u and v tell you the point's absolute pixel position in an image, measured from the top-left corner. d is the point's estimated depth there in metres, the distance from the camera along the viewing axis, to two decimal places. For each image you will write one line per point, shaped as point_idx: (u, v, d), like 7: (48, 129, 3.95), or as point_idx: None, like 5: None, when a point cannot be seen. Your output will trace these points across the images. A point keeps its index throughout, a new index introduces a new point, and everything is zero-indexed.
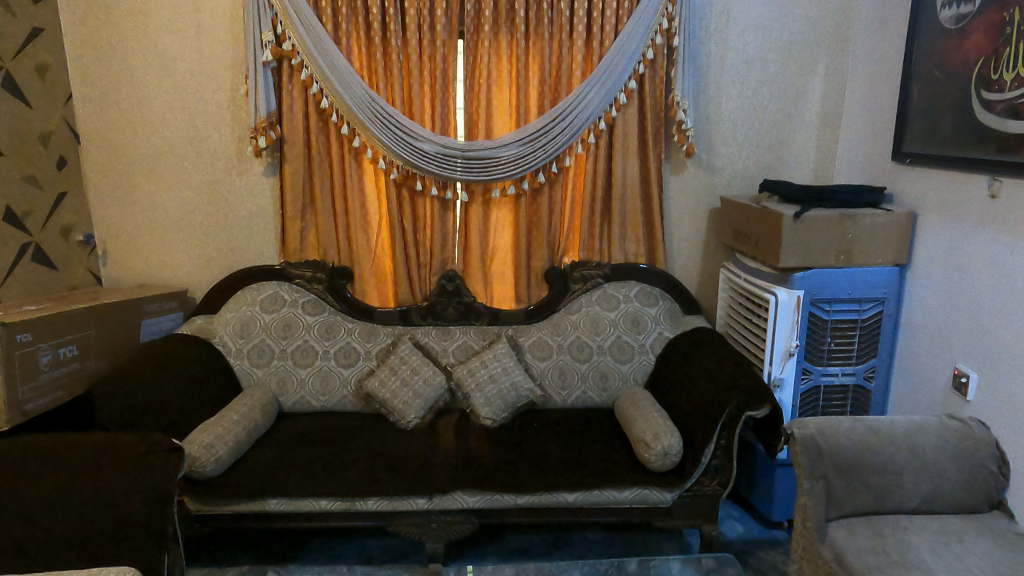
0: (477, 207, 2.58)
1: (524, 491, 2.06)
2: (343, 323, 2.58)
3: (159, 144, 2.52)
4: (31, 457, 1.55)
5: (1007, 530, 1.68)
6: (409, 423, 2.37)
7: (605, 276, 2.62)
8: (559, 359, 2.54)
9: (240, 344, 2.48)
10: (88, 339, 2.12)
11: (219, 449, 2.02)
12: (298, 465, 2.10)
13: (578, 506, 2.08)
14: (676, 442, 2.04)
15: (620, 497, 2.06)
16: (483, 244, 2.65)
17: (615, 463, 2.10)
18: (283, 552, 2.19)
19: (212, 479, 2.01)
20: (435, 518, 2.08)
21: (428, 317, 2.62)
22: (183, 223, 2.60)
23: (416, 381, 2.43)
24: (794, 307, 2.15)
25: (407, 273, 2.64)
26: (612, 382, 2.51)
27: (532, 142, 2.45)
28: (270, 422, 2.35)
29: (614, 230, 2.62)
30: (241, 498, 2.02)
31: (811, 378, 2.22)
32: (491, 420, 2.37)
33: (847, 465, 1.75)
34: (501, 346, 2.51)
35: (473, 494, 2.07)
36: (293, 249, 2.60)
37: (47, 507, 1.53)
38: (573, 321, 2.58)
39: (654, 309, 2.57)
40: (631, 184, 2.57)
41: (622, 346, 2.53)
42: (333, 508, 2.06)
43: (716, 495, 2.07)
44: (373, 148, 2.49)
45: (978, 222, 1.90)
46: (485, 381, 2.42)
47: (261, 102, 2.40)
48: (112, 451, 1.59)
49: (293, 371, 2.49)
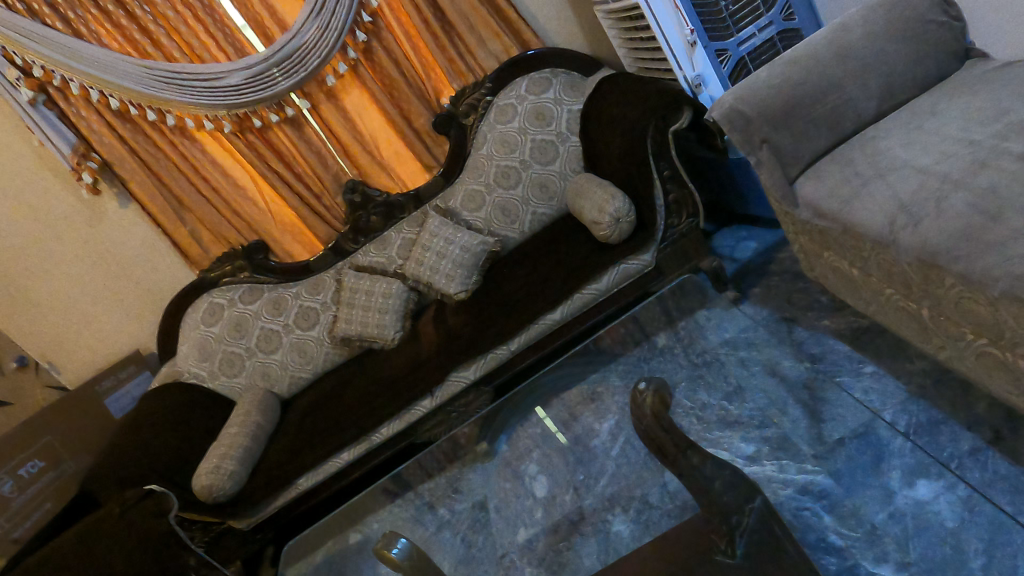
0: (325, 105, 2.33)
1: (512, 335, 1.93)
2: (286, 292, 2.45)
3: (13, 241, 2.38)
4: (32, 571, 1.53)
5: (984, 71, 1.40)
6: (394, 339, 2.25)
7: (489, 90, 2.34)
8: (495, 197, 2.32)
9: (208, 367, 2.40)
10: (49, 444, 2.22)
11: (228, 465, 1.99)
12: (308, 440, 2.06)
13: (571, 320, 1.91)
14: (622, 202, 1.85)
15: (603, 286, 1.88)
16: (359, 136, 2.40)
17: (582, 257, 1.95)
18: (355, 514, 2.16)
19: (237, 495, 1.98)
20: (452, 408, 1.97)
21: (358, 237, 2.45)
22: (92, 295, 2.49)
23: (376, 301, 2.30)
24: None
25: (312, 209, 2.47)
26: (554, 187, 2.28)
27: (325, 6, 2.18)
28: (275, 415, 2.29)
29: (467, 40, 2.33)
30: (275, 493, 1.97)
31: (730, 56, 1.91)
32: (464, 291, 2.19)
33: (780, 113, 1.49)
34: (432, 220, 2.33)
35: (470, 366, 1.96)
36: (198, 255, 2.46)
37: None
38: (486, 155, 2.34)
39: (552, 92, 2.29)
40: None
41: (542, 147, 2.28)
42: (357, 456, 1.98)
43: (694, 227, 1.86)
44: (191, 115, 2.27)
45: None
46: (435, 260, 2.25)
47: (58, 141, 2.20)
48: (98, 528, 1.58)
49: (269, 362, 2.40)
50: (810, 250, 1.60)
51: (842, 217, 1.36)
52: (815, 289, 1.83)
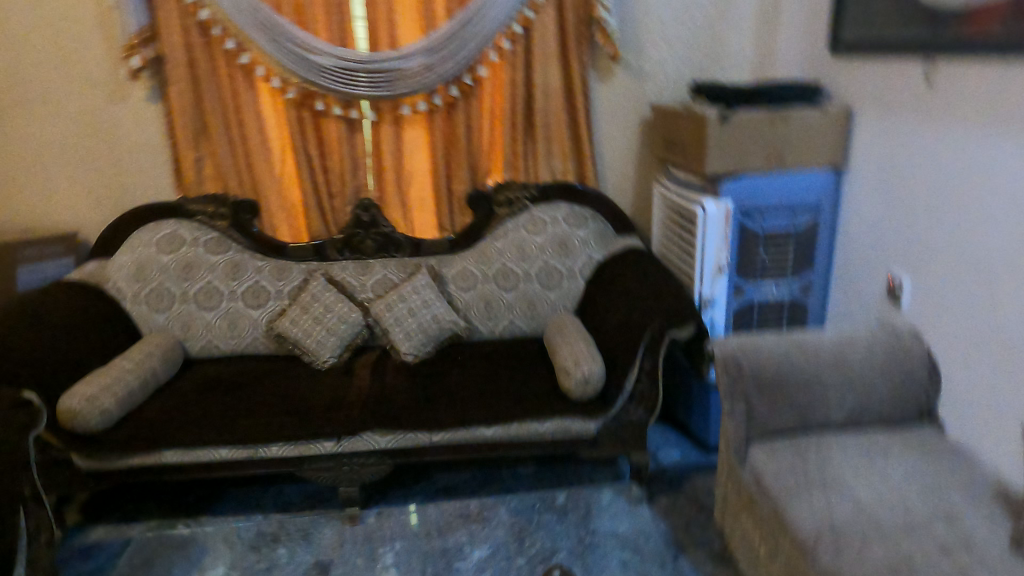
0: (387, 126, 2.34)
1: (441, 428, 1.92)
2: (250, 262, 2.39)
3: (23, 71, 2.25)
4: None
5: (938, 443, 1.57)
6: (325, 364, 2.23)
7: (532, 198, 2.44)
8: (485, 289, 2.38)
9: (136, 289, 2.29)
10: None
11: (105, 401, 1.87)
12: (193, 414, 1.96)
13: (497, 441, 1.96)
14: (598, 368, 1.90)
15: (541, 429, 1.94)
16: (398, 168, 2.43)
17: (539, 394, 1.97)
18: (196, 504, 2.12)
19: (98, 432, 1.86)
20: (347, 462, 1.95)
21: (345, 251, 2.45)
22: (66, 159, 2.36)
23: (329, 319, 2.28)
24: (723, 221, 1.97)
25: (319, 204, 2.45)
26: (541, 310, 2.36)
27: (440, 51, 2.22)
28: (173, 370, 2.20)
29: (538, 147, 2.40)
30: (135, 451, 1.88)
31: (743, 295, 2.08)
32: (412, 355, 2.23)
33: (770, 382, 1.61)
34: (421, 277, 2.35)
35: (386, 434, 1.93)
36: (190, 182, 2.38)
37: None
38: (498, 248, 2.41)
39: (584, 231, 2.39)
40: (554, 95, 2.34)
41: (550, 272, 2.36)
42: (236, 456, 1.92)
43: (642, 421, 1.96)
44: (265, 65, 2.24)
45: (914, 115, 1.73)
46: (404, 315, 2.28)
47: (129, 15, 2.13)
48: None
49: (197, 316, 2.31)
50: (730, 502, 1.71)
51: (776, 501, 1.47)
52: (712, 529, 1.93)
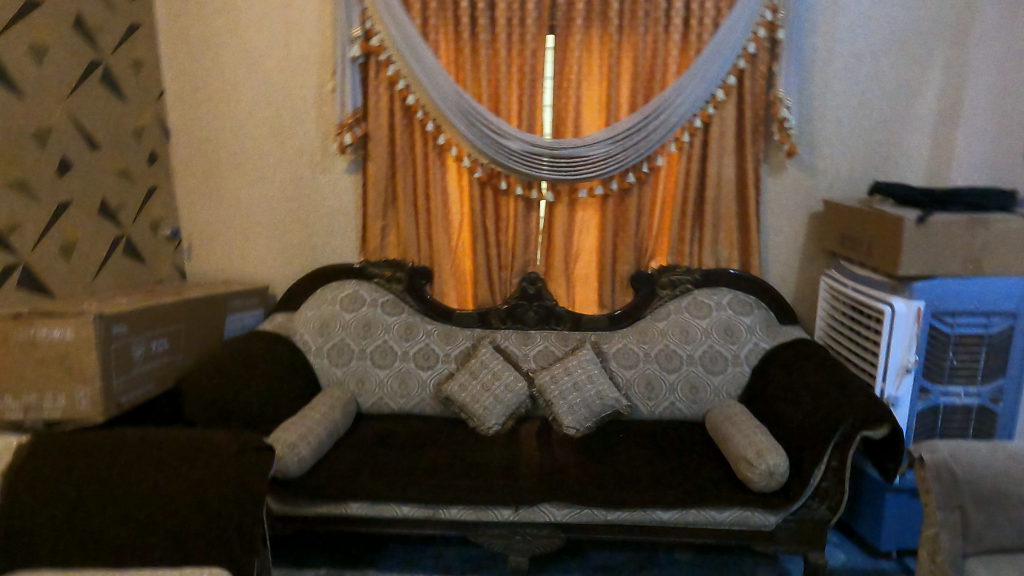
0: (563, 207, 2.49)
1: (617, 506, 1.94)
2: (421, 324, 2.52)
3: (245, 141, 2.52)
4: (136, 459, 1.53)
5: None
6: (489, 429, 2.29)
7: (695, 281, 2.49)
8: (647, 368, 2.42)
9: (320, 343, 2.45)
10: (178, 332, 2.01)
11: (302, 449, 1.97)
12: (377, 469, 2.06)
13: (671, 525, 1.95)
14: (781, 460, 1.89)
15: (720, 518, 1.92)
16: (567, 245, 2.55)
17: (715, 481, 1.97)
18: (362, 556, 2.19)
19: (295, 480, 1.97)
20: (521, 530, 1.99)
21: (508, 321, 2.55)
22: (269, 219, 2.59)
23: (496, 386, 2.36)
24: (913, 319, 1.96)
25: (488, 274, 2.57)
26: (703, 394, 2.37)
27: (623, 141, 2.34)
28: (349, 422, 2.31)
29: (706, 234, 2.48)
30: (325, 500, 1.97)
31: (929, 397, 2.03)
32: (575, 430, 2.28)
33: (988, 496, 1.56)
34: (585, 352, 2.42)
35: (562, 507, 1.97)
36: (373, 248, 2.56)
37: (142, 523, 1.49)
38: (660, 329, 2.45)
39: (750, 318, 2.42)
40: (727, 186, 2.42)
41: (714, 356, 2.39)
42: (417, 515, 2.00)
43: (824, 520, 1.91)
44: (458, 145, 2.42)
45: None
46: (569, 388, 2.34)
47: (348, 98, 2.37)
48: (206, 450, 1.56)
49: (372, 372, 2.45)
50: None
51: None
52: None
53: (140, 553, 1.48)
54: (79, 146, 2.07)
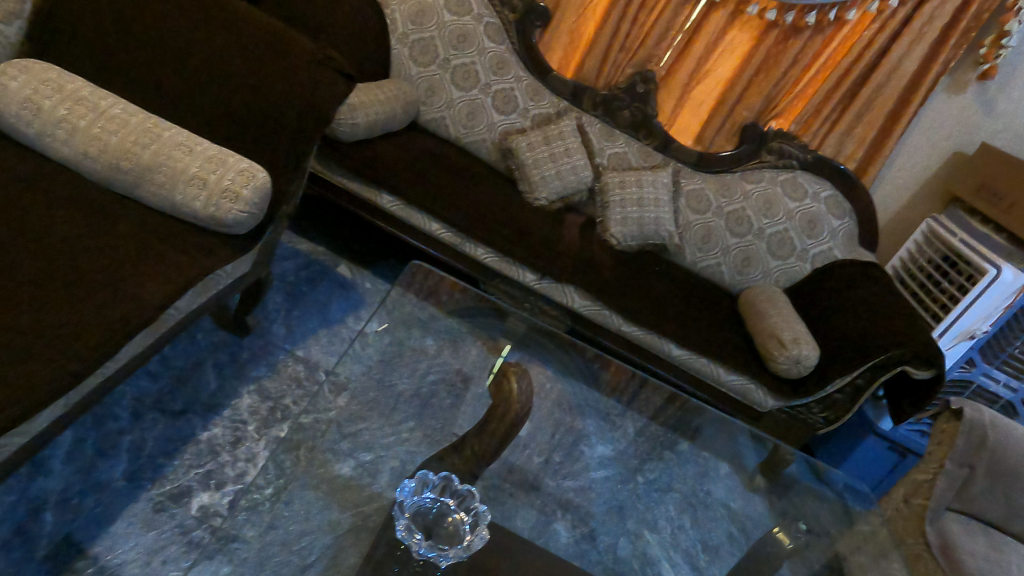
0: (723, 14, 2.18)
1: (636, 322, 1.87)
2: (515, 66, 2.27)
3: None
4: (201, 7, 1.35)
5: None
6: (536, 201, 2.16)
7: (803, 163, 2.26)
8: (712, 220, 2.26)
9: (408, 31, 2.18)
10: None
11: (359, 117, 1.81)
12: (422, 176, 1.92)
13: (674, 364, 1.90)
14: (813, 354, 1.82)
15: (724, 379, 1.87)
16: (701, 60, 2.28)
17: (736, 347, 1.90)
18: (364, 255, 2.11)
19: (342, 144, 1.83)
20: (533, 301, 1.90)
21: (599, 109, 2.31)
22: None
23: (564, 163, 2.18)
24: (1012, 291, 1.84)
25: (606, 49, 2.31)
26: (752, 271, 2.25)
27: None
28: (404, 124, 2.13)
29: (844, 119, 2.24)
30: (361, 179, 1.84)
31: (969, 371, 1.97)
32: (617, 240, 2.15)
33: (1007, 471, 1.52)
34: (664, 176, 2.25)
35: (584, 297, 1.88)
36: None
37: (192, 80, 1.31)
38: (746, 190, 2.27)
39: (838, 223, 2.25)
40: (898, 80, 2.15)
41: (782, 241, 2.24)
42: (441, 237, 1.88)
43: (813, 426, 1.88)
44: None
45: None
46: (632, 200, 2.18)
47: None
48: (285, 44, 1.37)
49: (445, 88, 2.21)
50: None
51: None
52: None
53: (177, 110, 1.30)
54: None
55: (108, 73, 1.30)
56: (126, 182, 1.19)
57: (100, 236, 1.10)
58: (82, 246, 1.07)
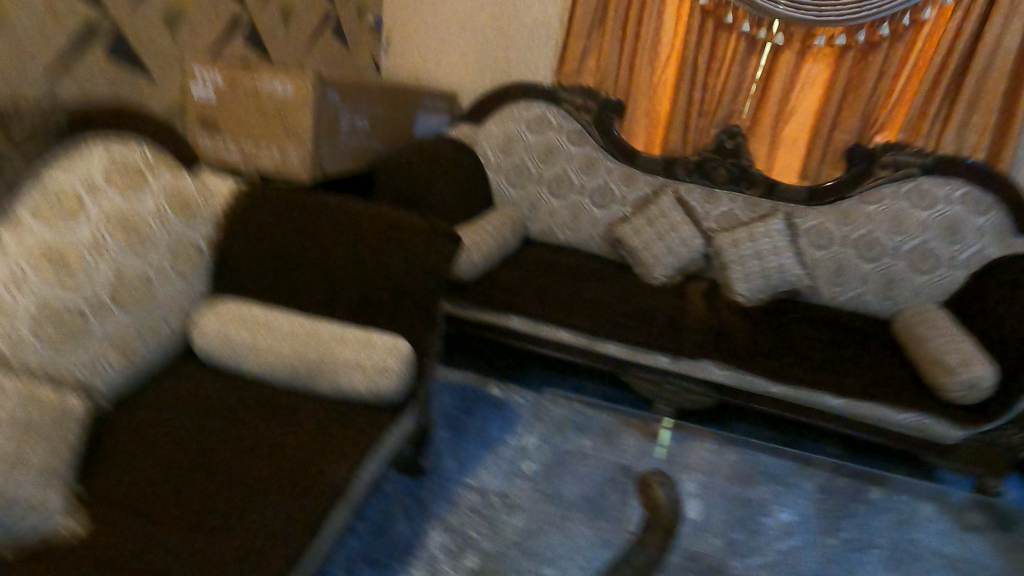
0: (791, 54, 2.18)
1: (781, 381, 1.83)
2: (604, 160, 2.39)
3: None
4: (328, 216, 1.60)
5: None
6: (655, 279, 2.21)
7: (924, 167, 2.14)
8: (840, 252, 2.20)
9: (500, 159, 2.41)
10: (375, 118, 2.01)
11: (475, 255, 2.01)
12: (541, 288, 2.05)
13: (837, 413, 1.84)
14: (989, 373, 1.67)
15: (893, 419, 1.78)
16: (784, 100, 2.26)
17: (900, 381, 1.80)
18: (510, 370, 2.28)
19: (465, 283, 2.02)
20: (674, 381, 1.94)
21: (695, 174, 2.36)
22: (468, 22, 2.49)
23: (672, 238, 2.24)
24: None
25: (686, 119, 2.38)
26: (899, 292, 2.15)
27: None
28: (517, 244, 2.32)
29: (956, 112, 2.10)
30: (489, 309, 2.03)
31: None
32: (745, 298, 2.14)
33: None
34: (776, 222, 2.23)
35: (723, 368, 1.88)
36: (569, 70, 2.41)
37: (338, 280, 1.56)
38: (868, 213, 2.18)
39: (982, 220, 2.08)
40: (1004, 59, 1.99)
41: (924, 254, 2.12)
42: (572, 343, 2.00)
43: (1017, 450, 1.72)
44: None
45: None
46: (749, 255, 2.18)
47: None
48: (396, 226, 1.58)
49: (545, 200, 2.40)
50: None
51: None
52: None
53: (332, 306, 1.57)
54: None
55: (279, 290, 1.59)
56: (302, 380, 1.43)
57: (282, 435, 1.29)
58: (273, 445, 1.25)
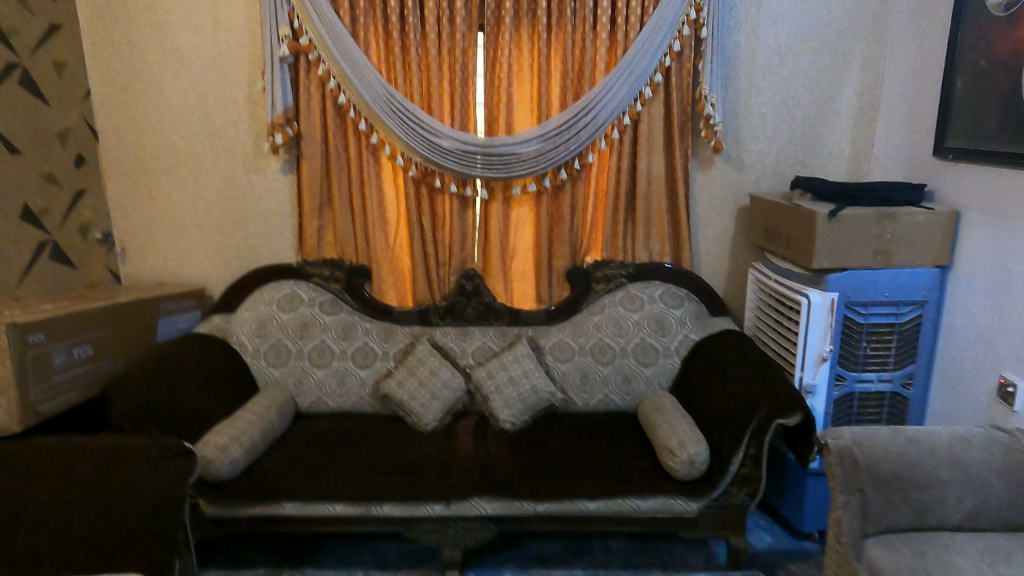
0: (497, 204, 2.51)
1: (544, 498, 1.99)
2: (360, 323, 2.53)
3: (177, 141, 2.49)
4: (31, 469, 1.49)
5: None
6: (427, 426, 2.32)
7: (629, 276, 2.53)
8: (582, 361, 2.46)
9: (257, 343, 2.44)
10: (103, 339, 1.98)
11: (235, 451, 1.98)
12: (310, 467, 2.06)
13: (600, 514, 2.01)
14: (702, 449, 1.95)
15: (643, 506, 1.99)
16: (503, 242, 2.57)
17: (641, 470, 2.03)
18: (300, 554, 2.20)
19: (227, 482, 1.97)
20: (452, 524, 2.03)
21: (447, 317, 2.55)
22: (203, 220, 2.57)
23: (433, 383, 2.38)
24: (828, 310, 2.05)
25: (426, 272, 2.58)
26: (636, 386, 2.43)
27: (553, 138, 2.37)
28: (287, 423, 2.32)
29: (638, 228, 2.52)
30: (257, 501, 1.99)
31: (845, 385, 2.11)
32: (510, 424, 2.31)
33: (887, 479, 1.65)
34: (521, 347, 2.44)
35: (491, 501, 2.01)
36: (310, 247, 2.55)
37: (56, 532, 1.47)
38: (595, 323, 2.50)
39: (680, 311, 2.48)
40: (657, 182, 2.47)
41: (646, 349, 2.45)
42: (349, 513, 2.02)
43: (744, 505, 1.99)
44: (391, 144, 2.43)
45: (1013, 224, 1.83)
46: (504, 383, 2.36)
47: (278, 98, 2.36)
48: (121, 454, 1.53)
49: (310, 372, 2.45)
50: None
51: None
52: None
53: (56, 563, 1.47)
54: None
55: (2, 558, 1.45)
56: None
57: None
58: None
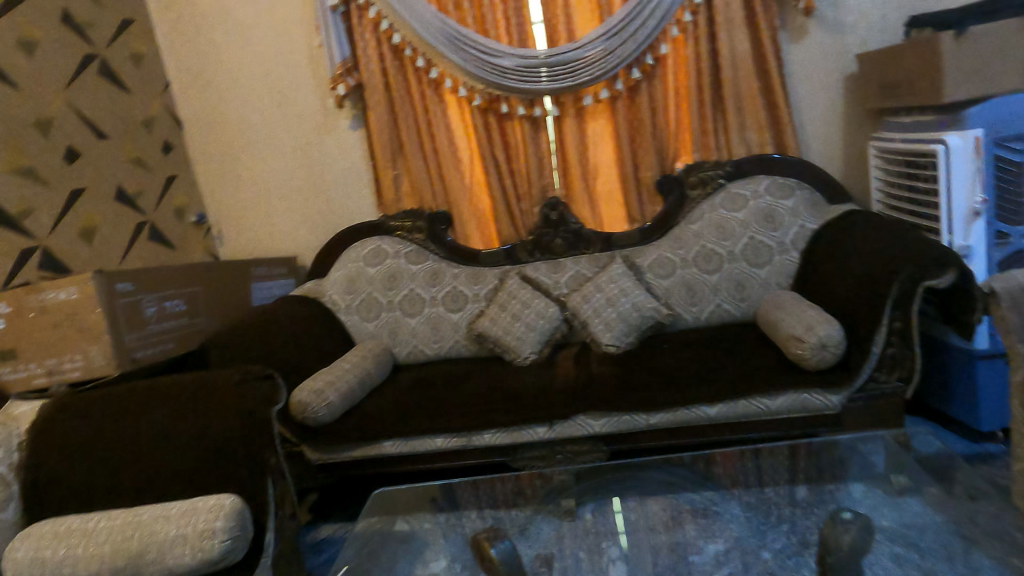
0: (570, 120, 2.35)
1: (655, 408, 1.79)
2: (448, 269, 2.43)
3: (251, 115, 2.55)
4: (129, 401, 1.51)
5: None
6: (525, 359, 2.15)
7: (727, 175, 2.27)
8: (685, 274, 2.22)
9: (349, 300, 2.41)
10: (195, 295, 2.04)
11: (329, 395, 1.90)
12: (406, 405, 1.95)
13: (723, 422, 1.78)
14: (835, 330, 1.67)
15: (771, 406, 1.74)
16: (584, 160, 2.39)
17: (767, 367, 1.76)
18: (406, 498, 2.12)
19: (321, 425, 1.91)
20: (561, 448, 1.88)
21: (536, 252, 2.40)
22: (286, 189, 2.60)
23: (527, 314, 2.21)
24: (972, 151, 1.69)
25: (507, 206, 2.46)
26: (750, 291, 2.17)
27: (619, 34, 2.19)
28: (386, 372, 2.23)
29: (730, 119, 2.26)
30: (358, 442, 1.93)
31: (1009, 243, 1.75)
32: (615, 346, 2.08)
33: None
34: (616, 267, 2.24)
35: (598, 417, 1.84)
36: (389, 201, 2.50)
37: (154, 463, 1.47)
38: (694, 231, 2.25)
39: (791, 202, 2.19)
40: (743, 62, 2.21)
41: (757, 248, 2.18)
42: (451, 445, 1.92)
43: (898, 394, 1.69)
44: (452, 76, 2.35)
45: None
46: (602, 305, 2.15)
47: (335, 49, 2.34)
48: (206, 384, 1.53)
49: (402, 322, 2.38)
50: None
51: None
52: None
53: (159, 489, 1.45)
54: (86, 135, 2.13)
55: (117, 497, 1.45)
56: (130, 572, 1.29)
57: None
58: None
